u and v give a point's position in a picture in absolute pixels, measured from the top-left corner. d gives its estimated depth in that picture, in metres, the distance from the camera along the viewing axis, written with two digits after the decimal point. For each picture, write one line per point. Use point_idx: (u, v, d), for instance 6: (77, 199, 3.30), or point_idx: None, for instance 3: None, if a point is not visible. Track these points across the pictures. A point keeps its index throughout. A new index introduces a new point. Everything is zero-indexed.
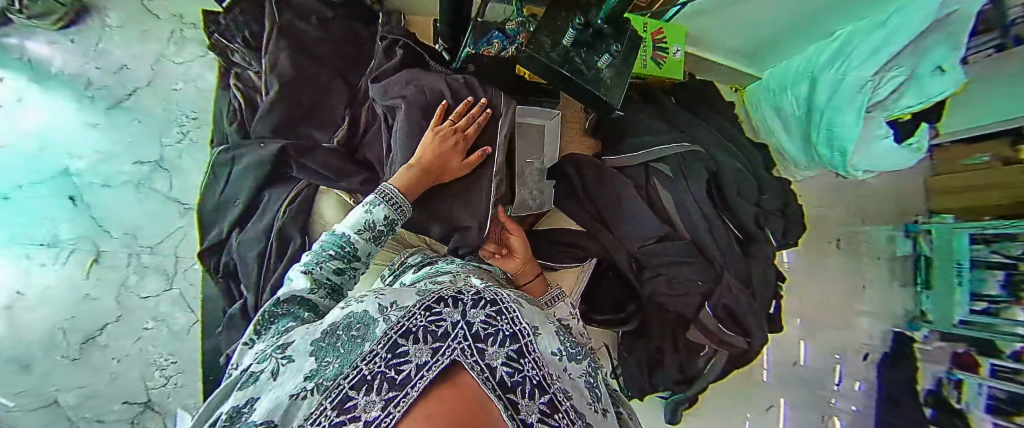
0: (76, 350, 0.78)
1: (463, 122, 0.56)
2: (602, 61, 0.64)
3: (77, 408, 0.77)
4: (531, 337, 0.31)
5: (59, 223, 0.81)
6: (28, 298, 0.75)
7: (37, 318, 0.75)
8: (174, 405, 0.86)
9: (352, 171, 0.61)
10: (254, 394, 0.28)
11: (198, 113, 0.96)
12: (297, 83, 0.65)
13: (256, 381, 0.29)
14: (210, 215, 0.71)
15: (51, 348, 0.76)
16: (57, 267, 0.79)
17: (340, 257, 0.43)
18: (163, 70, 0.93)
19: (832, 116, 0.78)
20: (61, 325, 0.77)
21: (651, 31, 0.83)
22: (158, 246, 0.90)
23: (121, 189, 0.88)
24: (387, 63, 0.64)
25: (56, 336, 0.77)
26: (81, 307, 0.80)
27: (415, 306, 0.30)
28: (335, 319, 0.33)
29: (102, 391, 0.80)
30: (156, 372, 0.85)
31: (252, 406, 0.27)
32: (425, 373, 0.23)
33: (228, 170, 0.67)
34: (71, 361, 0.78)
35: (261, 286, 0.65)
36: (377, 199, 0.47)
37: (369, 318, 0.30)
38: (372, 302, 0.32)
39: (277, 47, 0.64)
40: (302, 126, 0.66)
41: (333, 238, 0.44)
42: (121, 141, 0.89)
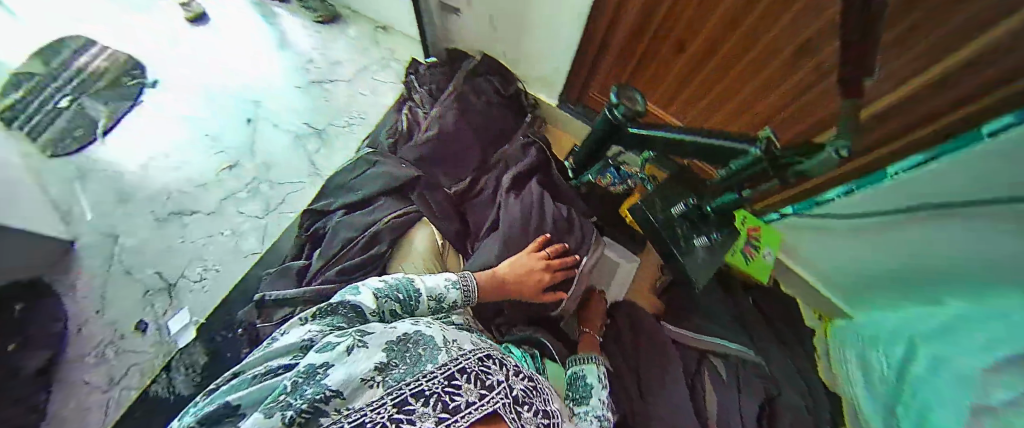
0: (164, 214, 1.09)
1: (557, 261, 0.62)
2: (698, 240, 0.67)
3: (131, 247, 1.04)
4: (553, 417, 0.35)
5: (230, 133, 1.21)
6: (177, 162, 1.16)
7: (180, 178, 1.14)
8: (185, 302, 0.98)
9: (453, 219, 0.72)
10: (332, 361, 0.29)
11: (364, 115, 1.22)
12: (450, 137, 0.80)
13: (328, 350, 0.30)
14: (332, 191, 0.87)
15: (167, 198, 1.11)
16: (214, 158, 1.17)
17: (402, 302, 0.45)
18: (363, 80, 1.28)
19: (928, 402, 0.71)
20: (183, 190, 1.12)
21: (748, 226, 0.84)
22: (280, 185, 1.13)
23: (279, 133, 1.20)
24: (523, 157, 0.79)
25: (178, 195, 1.12)
26: (205, 189, 1.13)
27: (470, 353, 0.35)
28: (403, 327, 0.36)
29: (161, 252, 1.04)
30: (195, 267, 1.02)
31: (328, 371, 0.28)
32: (474, 411, 0.27)
33: (365, 168, 0.83)
34: (154, 220, 1.08)
35: (332, 261, 0.74)
36: (457, 280, 0.52)
37: (434, 344, 0.35)
38: (439, 333, 0.37)
39: (450, 107, 0.82)
40: (434, 166, 0.79)
41: (406, 286, 0.47)
42: (305, 105, 1.24)
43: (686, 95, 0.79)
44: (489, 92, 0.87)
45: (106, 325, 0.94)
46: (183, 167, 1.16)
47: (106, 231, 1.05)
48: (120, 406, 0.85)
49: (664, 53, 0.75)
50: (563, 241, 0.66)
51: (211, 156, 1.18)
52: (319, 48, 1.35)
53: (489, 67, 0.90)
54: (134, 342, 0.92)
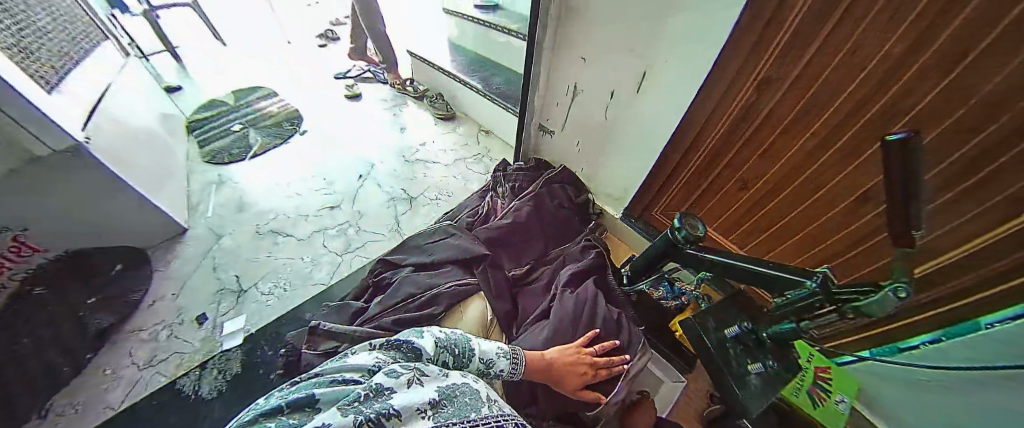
0: (271, 234, 1.32)
1: (601, 361, 0.62)
2: (754, 366, 0.65)
3: (236, 255, 1.25)
4: None
5: (342, 183, 1.50)
6: (299, 198, 1.45)
7: (292, 209, 1.40)
8: (245, 309, 1.11)
9: (505, 298, 0.79)
10: (394, 386, 0.36)
11: (450, 191, 1.45)
12: (519, 227, 0.93)
13: (394, 375, 0.37)
14: (408, 248, 1.01)
15: (279, 224, 1.35)
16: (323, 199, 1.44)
17: (453, 357, 0.51)
18: (459, 165, 1.55)
19: None
20: (292, 218, 1.37)
21: (816, 363, 0.78)
22: (365, 231, 1.33)
23: (378, 192, 1.46)
24: (582, 257, 0.86)
25: (287, 222, 1.36)
26: (306, 221, 1.36)
27: (507, 417, 0.39)
28: (456, 375, 0.42)
29: (254, 263, 1.23)
30: (267, 283, 1.18)
31: (390, 394, 0.34)
32: None
33: (444, 237, 0.97)
34: (255, 232, 1.33)
35: (389, 310, 0.82)
36: (507, 352, 0.57)
37: (477, 399, 0.40)
38: (483, 389, 0.43)
39: (526, 202, 0.97)
40: (501, 248, 0.90)
41: (461, 343, 0.53)
42: (405, 175, 1.52)
43: (749, 224, 0.83)
44: (562, 197, 1.01)
45: (171, 307, 1.11)
46: (296, 198, 1.45)
47: (218, 233, 1.32)
48: (151, 387, 0.94)
49: (727, 188, 0.83)
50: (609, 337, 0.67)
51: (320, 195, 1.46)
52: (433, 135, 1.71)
53: (566, 178, 1.06)
54: (188, 331, 1.06)
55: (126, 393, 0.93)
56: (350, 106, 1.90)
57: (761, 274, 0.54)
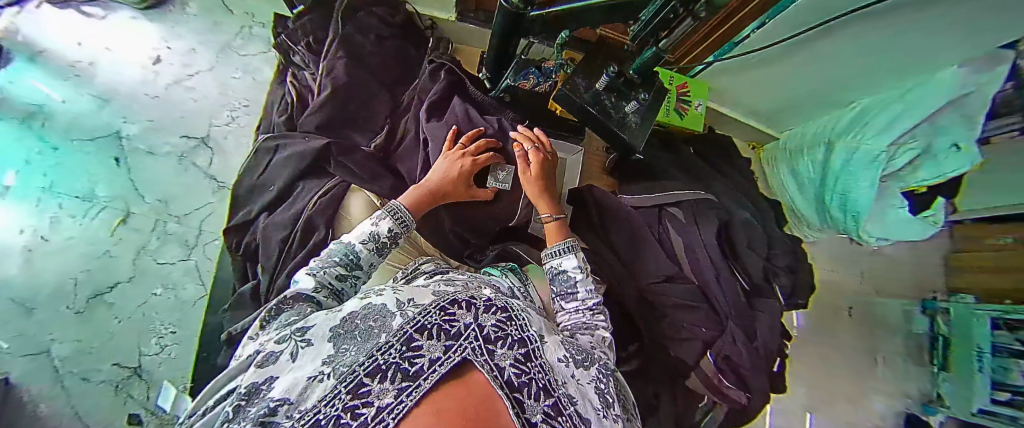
0: (82, 304, 0.87)
1: (472, 146, 0.63)
2: (629, 107, 0.68)
3: (64, 360, 0.83)
4: (537, 344, 0.33)
5: (100, 182, 0.95)
6: (50, 243, 0.88)
7: (51, 263, 0.87)
8: (162, 377, 0.87)
9: (383, 174, 0.67)
10: (273, 372, 0.27)
11: (249, 102, 1.09)
12: (348, 91, 0.72)
13: (270, 362, 0.28)
14: (244, 196, 0.76)
15: (59, 298, 0.85)
16: (87, 220, 0.92)
17: (344, 263, 0.44)
18: (228, 60, 1.10)
19: (848, 185, 0.82)
20: (75, 276, 0.88)
21: (676, 84, 0.89)
22: (187, 215, 0.98)
23: (165, 159, 1.01)
24: (432, 85, 0.74)
25: (67, 286, 0.87)
26: (98, 261, 0.90)
27: (432, 306, 0.31)
28: (353, 309, 0.34)
29: (94, 348, 0.85)
30: (153, 339, 0.89)
31: (270, 384, 0.25)
32: (437, 368, 0.25)
33: (269, 157, 0.73)
34: (74, 314, 0.86)
35: (278, 268, 0.67)
36: (384, 213, 0.50)
37: (387, 312, 0.31)
38: (392, 298, 0.33)
39: (336, 56, 0.72)
40: (345, 129, 0.72)
41: (339, 248, 0.46)
42: (173, 117, 1.04)
43: None
44: (375, 26, 0.77)
45: None
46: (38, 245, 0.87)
47: (36, 351, 0.82)
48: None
49: None
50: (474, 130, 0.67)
51: (57, 211, 0.90)
52: (160, 38, 1.08)
53: None
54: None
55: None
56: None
57: (618, 11, 0.48)
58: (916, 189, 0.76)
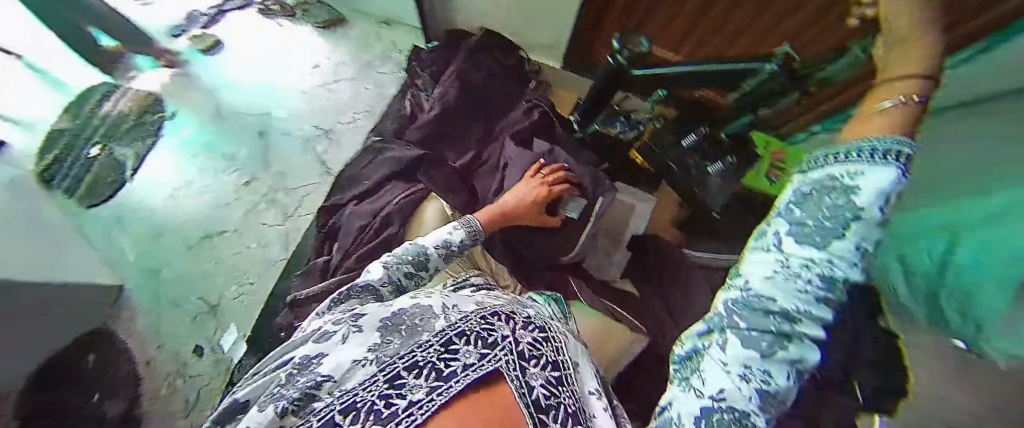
0: (198, 241, 1.06)
1: (549, 176, 0.65)
2: (712, 168, 0.64)
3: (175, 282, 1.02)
4: (570, 368, 0.32)
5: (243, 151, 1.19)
6: (191, 187, 1.12)
7: (190, 205, 1.10)
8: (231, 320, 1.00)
9: (459, 188, 0.73)
10: (324, 350, 0.32)
11: (370, 109, 1.29)
12: (452, 115, 0.83)
13: (325, 339, 0.34)
14: (343, 185, 0.89)
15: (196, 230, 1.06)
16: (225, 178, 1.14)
17: (414, 263, 0.49)
18: (365, 72, 1.34)
19: None
20: (201, 218, 1.09)
21: None
22: (294, 189, 1.17)
23: (293, 140, 1.23)
24: (524, 121, 0.82)
25: (192, 223, 1.08)
26: (219, 211, 1.11)
27: (472, 314, 0.33)
28: (403, 305, 0.36)
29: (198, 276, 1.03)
30: (238, 284, 1.04)
31: (319, 360, 0.31)
32: (467, 373, 0.27)
33: (372, 157, 0.86)
34: (189, 247, 1.06)
35: (351, 250, 0.75)
36: (460, 225, 0.55)
37: (431, 313, 0.34)
38: (437, 301, 0.36)
39: (449, 85, 0.85)
40: (440, 145, 0.82)
41: (413, 248, 0.50)
42: (309, 109, 1.28)
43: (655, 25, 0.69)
44: (488, 65, 0.89)
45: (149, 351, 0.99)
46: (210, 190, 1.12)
47: (151, 267, 1.02)
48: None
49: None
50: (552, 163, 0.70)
51: None
52: (323, 49, 1.35)
53: (487, 40, 0.91)
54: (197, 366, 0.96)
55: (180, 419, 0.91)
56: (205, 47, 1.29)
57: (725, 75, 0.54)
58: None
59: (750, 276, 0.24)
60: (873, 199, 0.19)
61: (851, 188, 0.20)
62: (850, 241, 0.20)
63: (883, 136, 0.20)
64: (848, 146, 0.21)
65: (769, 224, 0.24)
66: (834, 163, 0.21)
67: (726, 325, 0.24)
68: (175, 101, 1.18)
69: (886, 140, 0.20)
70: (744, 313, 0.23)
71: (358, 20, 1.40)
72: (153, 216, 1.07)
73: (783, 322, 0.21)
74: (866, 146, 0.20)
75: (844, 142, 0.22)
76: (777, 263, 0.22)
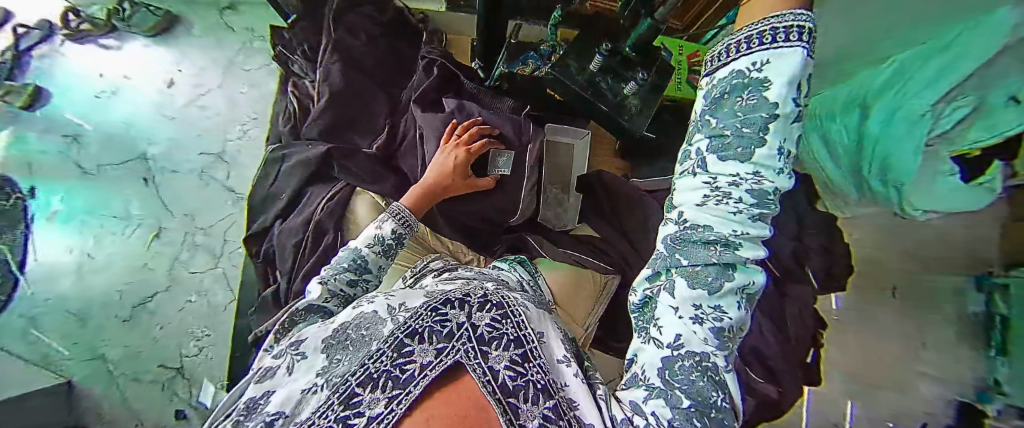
0: (128, 311, 0.90)
1: (466, 135, 0.62)
2: (627, 88, 0.64)
3: (122, 364, 0.86)
4: (535, 343, 0.29)
5: (132, 200, 0.98)
6: (94, 260, 0.89)
7: (101, 279, 0.89)
8: (202, 375, 0.94)
9: (385, 175, 0.67)
10: (270, 387, 0.27)
11: (258, 115, 1.16)
12: (345, 95, 0.72)
13: (268, 376, 0.28)
14: (258, 206, 0.78)
15: (109, 305, 0.88)
16: (127, 236, 0.95)
17: (353, 268, 0.45)
18: (232, 74, 1.17)
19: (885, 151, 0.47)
20: (119, 287, 0.90)
21: (686, 55, 0.81)
22: (211, 227, 1.05)
23: (187, 175, 1.07)
24: (425, 81, 0.73)
25: (113, 296, 0.89)
26: (138, 275, 0.93)
27: (422, 307, 0.30)
28: (346, 319, 0.32)
29: (143, 352, 0.89)
30: (191, 342, 0.95)
31: (267, 399, 0.26)
32: (427, 372, 0.24)
33: (277, 167, 0.75)
34: (122, 321, 0.89)
35: (294, 272, 0.68)
36: (388, 216, 0.51)
37: (377, 318, 0.30)
38: (382, 303, 0.32)
39: (331, 61, 0.73)
40: (346, 132, 0.72)
41: (346, 254, 0.46)
42: (189, 135, 1.10)
43: None
44: (366, 27, 0.77)
45: None
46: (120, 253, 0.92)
47: (92, 357, 0.84)
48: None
49: None
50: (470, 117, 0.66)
51: None
52: (170, 60, 1.14)
53: None
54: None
55: None
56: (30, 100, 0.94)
57: None
58: (967, 153, 0.38)
59: (687, 202, 0.29)
60: (783, 83, 0.24)
61: (762, 79, 0.25)
62: (767, 133, 0.25)
63: (771, 16, 0.25)
64: (743, 37, 0.26)
65: (692, 144, 0.30)
66: (736, 60, 0.27)
67: (672, 266, 0.29)
68: (23, 174, 0.84)
69: (787, 17, 0.24)
70: (684, 246, 0.28)
71: (199, 16, 1.19)
72: (63, 305, 0.83)
73: (722, 250, 0.26)
74: (765, 30, 0.25)
75: (740, 34, 0.27)
76: (707, 181, 0.28)
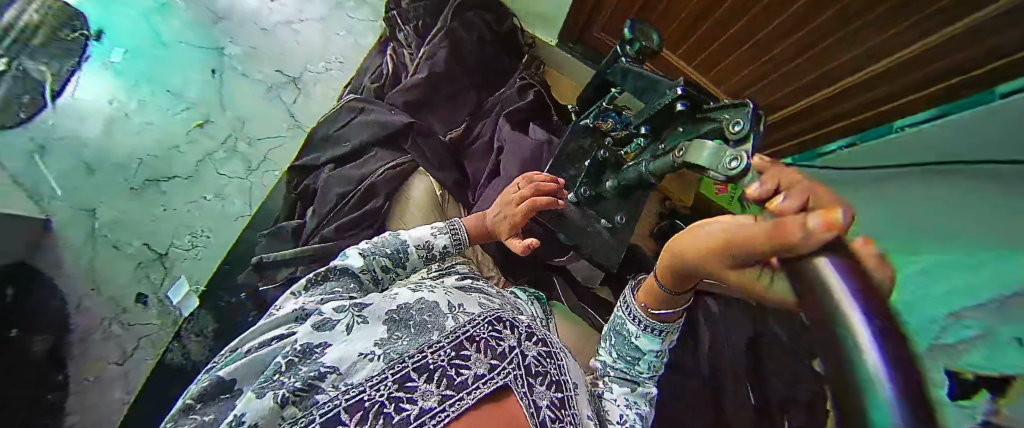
0: (140, 184, 0.94)
1: (525, 196, 0.54)
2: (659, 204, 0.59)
3: (111, 228, 0.90)
4: (571, 390, 0.34)
5: (192, 86, 1.05)
6: (131, 122, 0.99)
7: (133, 142, 0.98)
8: (180, 272, 0.92)
9: (451, 167, 0.70)
10: (327, 339, 0.30)
11: (345, 59, 1.18)
12: (441, 80, 0.76)
13: (326, 328, 0.31)
14: (317, 143, 0.83)
15: (124, 169, 0.94)
16: (168, 114, 1.02)
17: (392, 257, 0.47)
18: (337, 12, 1.21)
19: None
20: (141, 157, 0.96)
21: None
22: (257, 141, 1.07)
23: (255, 83, 1.11)
24: (519, 99, 0.77)
25: (132, 163, 0.95)
26: (167, 154, 0.99)
27: (480, 317, 0.34)
28: (408, 299, 0.35)
29: (138, 227, 0.92)
30: (188, 237, 0.95)
31: (324, 349, 0.29)
32: (481, 385, 0.29)
33: (351, 116, 0.79)
34: (131, 190, 0.93)
35: (329, 215, 0.73)
36: (443, 226, 0.53)
37: (438, 311, 0.34)
38: (443, 297, 0.36)
39: (439, 44, 0.77)
40: (428, 113, 0.76)
41: (394, 240, 0.48)
42: (273, 49, 1.14)
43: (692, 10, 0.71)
44: (482, 29, 0.81)
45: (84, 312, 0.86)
46: (156, 125, 1.00)
47: (81, 208, 0.89)
48: (144, 369, 0.83)
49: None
50: (546, 148, 0.70)
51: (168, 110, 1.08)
52: None
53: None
54: (136, 315, 0.86)
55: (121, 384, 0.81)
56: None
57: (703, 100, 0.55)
58: None
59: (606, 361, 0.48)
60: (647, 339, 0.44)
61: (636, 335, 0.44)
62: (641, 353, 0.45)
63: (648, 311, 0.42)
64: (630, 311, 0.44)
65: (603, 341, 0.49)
66: (624, 317, 0.45)
67: (607, 376, 0.47)
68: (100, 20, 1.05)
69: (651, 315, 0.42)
70: (611, 372, 0.47)
71: None
72: (85, 150, 0.93)
73: (630, 379, 0.46)
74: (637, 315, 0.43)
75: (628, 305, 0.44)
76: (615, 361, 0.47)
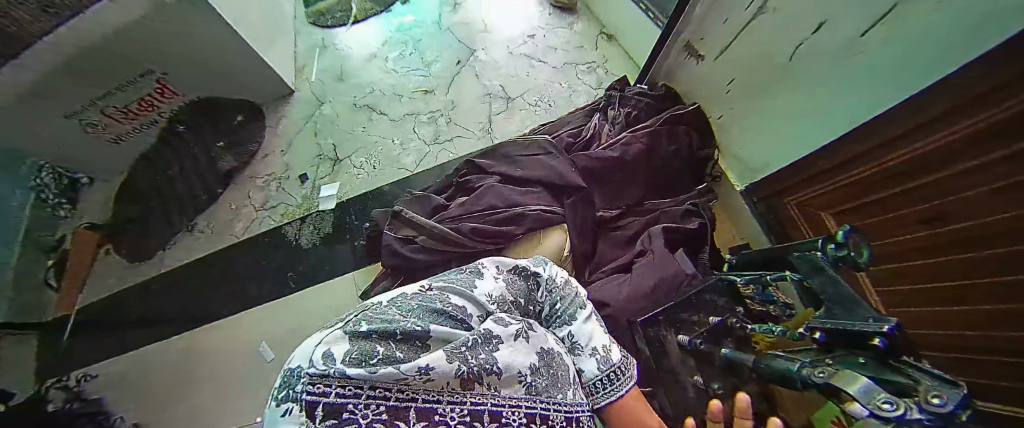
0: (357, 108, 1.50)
1: None
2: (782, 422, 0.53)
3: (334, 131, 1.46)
4: None
5: (434, 72, 1.52)
6: (389, 78, 1.54)
7: (375, 67, 1.58)
8: (338, 178, 1.36)
9: (588, 237, 0.84)
10: (505, 342, 0.38)
11: (554, 103, 1.38)
12: (622, 168, 0.93)
13: (507, 329, 0.39)
14: (494, 154, 0.99)
15: (362, 74, 1.57)
16: (408, 82, 1.52)
17: (552, 301, 0.52)
18: (568, 68, 1.45)
19: None
20: (377, 82, 1.54)
21: None
22: (455, 125, 1.39)
23: (478, 87, 1.46)
24: (679, 220, 0.86)
25: (375, 98, 1.51)
26: (389, 100, 1.49)
27: (583, 401, 0.43)
28: (554, 345, 0.44)
29: (351, 137, 1.44)
30: (363, 156, 1.39)
31: (497, 349, 0.37)
32: None
33: (534, 152, 0.94)
34: (353, 110, 1.50)
35: (473, 212, 0.87)
36: (610, 357, 0.48)
37: (565, 374, 0.43)
38: (570, 362, 0.45)
39: (635, 141, 0.95)
40: (597, 184, 0.93)
41: (564, 307, 0.51)
42: (506, 72, 1.48)
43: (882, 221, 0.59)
44: (680, 150, 0.97)
45: (283, 161, 1.41)
46: (395, 77, 1.54)
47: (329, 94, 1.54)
48: (267, 226, 1.29)
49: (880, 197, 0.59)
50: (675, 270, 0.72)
51: (415, 76, 1.53)
52: (548, 33, 1.55)
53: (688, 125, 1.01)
54: (296, 186, 1.35)
55: (247, 227, 1.30)
56: (457, 0, 1.68)
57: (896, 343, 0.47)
58: None
59: None
60: None
61: None
62: None
63: None
64: None
65: None
66: None
67: None
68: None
69: None
70: None
71: (589, 27, 1.54)
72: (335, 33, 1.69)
73: None
74: None
75: None
76: None
